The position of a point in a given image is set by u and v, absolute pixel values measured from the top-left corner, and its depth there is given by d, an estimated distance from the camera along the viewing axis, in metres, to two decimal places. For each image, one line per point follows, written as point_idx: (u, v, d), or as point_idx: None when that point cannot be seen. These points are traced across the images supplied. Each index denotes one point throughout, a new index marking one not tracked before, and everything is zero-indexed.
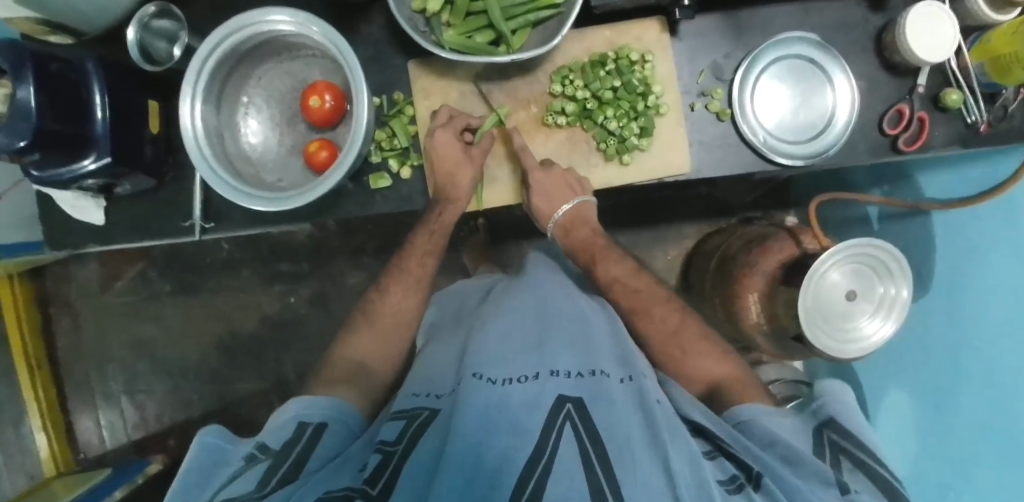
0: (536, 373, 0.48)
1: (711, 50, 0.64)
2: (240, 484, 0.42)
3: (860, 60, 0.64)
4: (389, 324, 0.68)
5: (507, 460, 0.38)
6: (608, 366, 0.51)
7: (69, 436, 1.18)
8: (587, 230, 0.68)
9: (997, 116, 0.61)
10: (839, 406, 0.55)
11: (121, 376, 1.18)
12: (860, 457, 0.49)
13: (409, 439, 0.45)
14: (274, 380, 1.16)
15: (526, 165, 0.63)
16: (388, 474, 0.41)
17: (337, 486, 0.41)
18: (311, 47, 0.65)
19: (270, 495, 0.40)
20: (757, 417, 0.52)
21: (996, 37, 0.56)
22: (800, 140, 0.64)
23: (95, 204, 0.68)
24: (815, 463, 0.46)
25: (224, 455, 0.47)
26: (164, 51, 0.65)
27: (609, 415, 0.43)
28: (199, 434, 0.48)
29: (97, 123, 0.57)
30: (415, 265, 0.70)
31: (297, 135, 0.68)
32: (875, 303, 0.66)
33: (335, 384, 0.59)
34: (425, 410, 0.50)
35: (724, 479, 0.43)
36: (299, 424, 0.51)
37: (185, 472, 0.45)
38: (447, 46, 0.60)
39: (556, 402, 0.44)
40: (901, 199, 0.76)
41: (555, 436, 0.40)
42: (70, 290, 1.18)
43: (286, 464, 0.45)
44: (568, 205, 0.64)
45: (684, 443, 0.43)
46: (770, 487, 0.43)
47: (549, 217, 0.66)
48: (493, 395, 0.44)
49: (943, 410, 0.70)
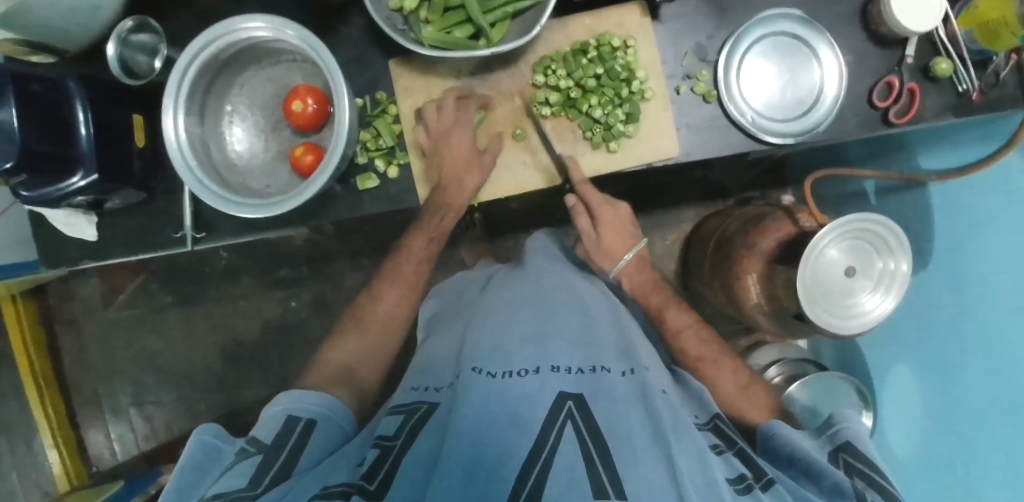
0: (536, 367, 0.47)
1: (694, 31, 0.63)
2: (233, 479, 0.41)
3: (846, 33, 0.62)
4: (377, 334, 0.68)
5: (508, 454, 0.36)
6: (608, 360, 0.50)
7: (81, 450, 1.19)
8: (644, 268, 0.70)
9: (988, 83, 0.60)
10: (859, 430, 0.49)
11: (129, 389, 1.20)
12: (876, 480, 0.44)
13: (408, 434, 0.45)
14: (280, 385, 1.17)
15: (593, 203, 0.66)
16: (384, 471, 0.40)
17: (334, 482, 0.40)
18: (291, 52, 0.65)
19: (264, 495, 0.39)
20: (779, 429, 0.52)
21: (983, 3, 0.55)
22: (789, 117, 0.63)
23: (87, 220, 0.68)
24: (835, 475, 0.44)
25: (220, 454, 0.47)
26: (145, 64, 0.66)
27: (609, 412, 0.42)
28: (196, 432, 0.47)
29: (82, 140, 0.57)
30: (412, 270, 0.71)
31: (283, 141, 0.67)
32: (875, 278, 0.65)
33: (331, 385, 0.59)
34: (425, 404, 0.50)
35: (733, 478, 0.41)
36: (289, 417, 0.51)
37: (181, 469, 0.45)
38: (426, 44, 0.60)
39: (557, 399, 0.42)
40: (896, 172, 0.75)
41: (555, 434, 0.39)
42: (73, 306, 1.19)
43: (280, 461, 0.44)
44: (632, 251, 0.69)
45: (690, 438, 0.43)
46: (779, 489, 0.41)
47: (613, 259, 0.69)
48: (493, 390, 0.43)
49: (952, 386, 0.68)
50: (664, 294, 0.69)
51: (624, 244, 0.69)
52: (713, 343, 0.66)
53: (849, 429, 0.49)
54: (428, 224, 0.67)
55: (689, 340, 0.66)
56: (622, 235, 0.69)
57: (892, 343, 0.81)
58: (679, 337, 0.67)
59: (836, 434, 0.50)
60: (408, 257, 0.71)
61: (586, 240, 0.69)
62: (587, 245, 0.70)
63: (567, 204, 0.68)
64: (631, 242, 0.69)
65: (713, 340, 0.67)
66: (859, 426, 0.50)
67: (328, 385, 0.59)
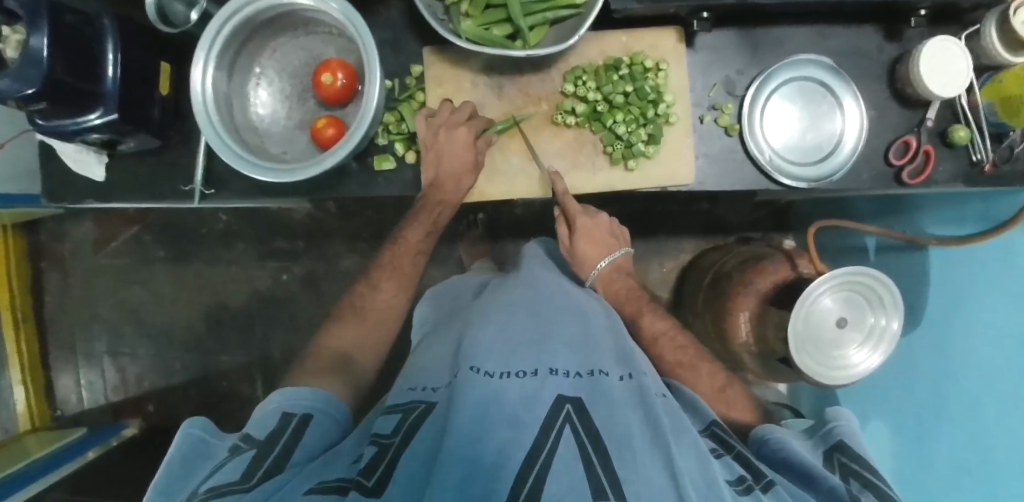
0: (535, 369, 0.47)
1: (725, 65, 0.65)
2: (225, 475, 0.41)
3: (871, 89, 0.64)
4: (369, 321, 0.68)
5: (506, 456, 0.37)
6: (607, 364, 0.50)
7: (47, 392, 1.17)
8: (625, 283, 0.72)
9: (1002, 156, 0.62)
10: (854, 427, 0.53)
11: (106, 337, 1.18)
12: (869, 478, 0.46)
13: (405, 431, 0.45)
14: (259, 356, 1.15)
15: (575, 211, 0.67)
16: (384, 466, 0.40)
17: (332, 476, 0.41)
18: (327, 24, 0.65)
19: (256, 489, 0.40)
20: (772, 433, 0.53)
21: (1008, 77, 0.56)
22: (806, 161, 0.64)
23: (97, 160, 0.68)
24: (831, 481, 0.45)
25: (211, 449, 0.47)
26: (181, 15, 0.64)
27: (609, 416, 0.42)
28: (185, 423, 0.48)
29: (108, 81, 0.56)
30: (416, 239, 0.69)
31: (306, 111, 0.68)
32: (864, 332, 0.66)
33: (319, 374, 0.59)
34: (422, 403, 0.49)
35: (732, 480, 0.43)
36: (284, 414, 0.51)
37: (169, 465, 0.45)
38: (464, 36, 0.60)
39: (556, 401, 0.43)
40: (899, 232, 0.76)
41: (554, 437, 0.39)
42: (62, 247, 1.17)
43: (272, 456, 0.45)
44: (610, 255, 0.71)
45: (689, 440, 0.44)
46: (779, 491, 0.43)
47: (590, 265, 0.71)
48: (492, 391, 0.43)
49: (926, 443, 0.69)
50: (638, 302, 0.70)
51: (602, 250, 0.70)
52: (688, 348, 0.67)
53: (844, 426, 0.53)
54: (427, 196, 0.65)
55: (664, 348, 0.67)
56: (604, 240, 0.71)
57: (871, 397, 0.82)
58: (654, 343, 0.68)
59: (829, 434, 0.53)
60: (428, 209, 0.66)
61: (565, 246, 0.71)
62: (564, 252, 0.72)
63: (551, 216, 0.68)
64: (610, 246, 0.71)
65: (684, 345, 0.67)
66: (852, 425, 0.53)
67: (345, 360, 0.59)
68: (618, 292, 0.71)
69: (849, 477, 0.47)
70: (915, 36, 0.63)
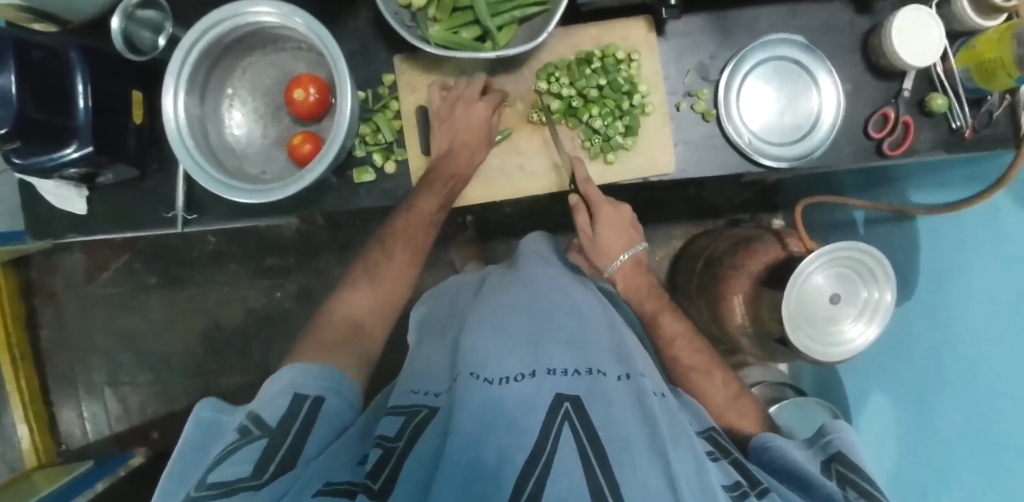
0: (532, 370, 0.47)
1: (697, 50, 0.64)
2: (234, 467, 0.40)
3: (845, 63, 0.64)
4: None
5: (506, 462, 0.37)
6: (605, 364, 0.50)
7: (51, 427, 1.18)
8: (642, 281, 0.70)
9: (982, 121, 0.61)
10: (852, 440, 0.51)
11: (105, 368, 1.18)
12: (868, 490, 0.46)
13: (410, 434, 0.45)
14: (259, 374, 1.15)
15: (597, 197, 0.64)
16: (388, 470, 0.40)
17: (337, 477, 0.40)
18: (296, 40, 0.65)
19: (269, 485, 0.39)
20: (772, 442, 0.53)
21: (980, 43, 0.55)
22: (785, 141, 0.63)
23: (79, 194, 0.68)
24: (828, 486, 0.45)
25: (221, 427, 0.47)
26: (148, 41, 0.65)
27: (608, 415, 0.42)
28: (194, 409, 0.47)
29: (80, 113, 0.56)
30: (415, 245, 0.67)
31: (281, 128, 0.67)
32: (858, 306, 0.66)
33: (332, 350, 0.57)
34: (424, 407, 0.49)
35: (728, 485, 0.42)
36: (294, 396, 0.49)
37: (182, 449, 0.45)
38: (433, 42, 0.60)
39: (554, 402, 0.42)
40: (886, 204, 0.75)
41: (554, 436, 0.39)
42: (54, 282, 1.18)
43: (284, 448, 0.44)
44: (626, 253, 0.69)
45: (687, 444, 0.43)
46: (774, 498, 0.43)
47: (608, 257, 0.69)
48: (490, 396, 0.43)
49: (930, 418, 0.68)
50: (659, 300, 0.69)
51: (621, 243, 0.69)
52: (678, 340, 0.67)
53: (841, 440, 0.51)
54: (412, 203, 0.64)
55: (680, 351, 0.66)
56: (629, 237, 0.69)
57: (872, 372, 0.82)
58: (671, 345, 0.66)
59: (828, 444, 0.52)
60: (410, 221, 0.65)
61: (584, 230, 0.68)
62: (582, 234, 0.69)
63: (570, 203, 0.66)
64: (633, 244, 0.70)
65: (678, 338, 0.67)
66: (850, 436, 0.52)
67: (332, 350, 0.57)
68: (639, 289, 0.69)
69: (845, 488, 0.47)
70: (885, 7, 0.62)
